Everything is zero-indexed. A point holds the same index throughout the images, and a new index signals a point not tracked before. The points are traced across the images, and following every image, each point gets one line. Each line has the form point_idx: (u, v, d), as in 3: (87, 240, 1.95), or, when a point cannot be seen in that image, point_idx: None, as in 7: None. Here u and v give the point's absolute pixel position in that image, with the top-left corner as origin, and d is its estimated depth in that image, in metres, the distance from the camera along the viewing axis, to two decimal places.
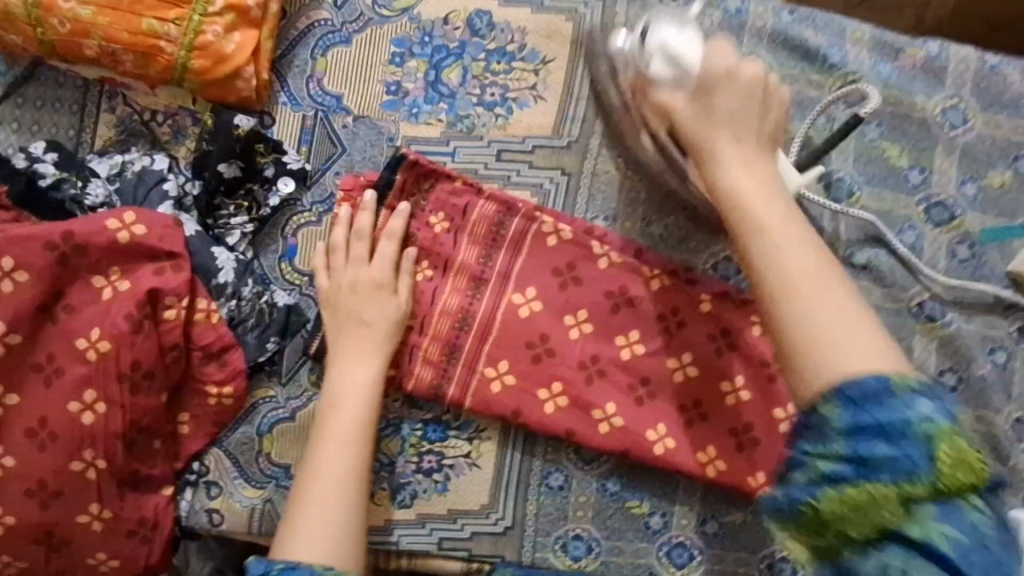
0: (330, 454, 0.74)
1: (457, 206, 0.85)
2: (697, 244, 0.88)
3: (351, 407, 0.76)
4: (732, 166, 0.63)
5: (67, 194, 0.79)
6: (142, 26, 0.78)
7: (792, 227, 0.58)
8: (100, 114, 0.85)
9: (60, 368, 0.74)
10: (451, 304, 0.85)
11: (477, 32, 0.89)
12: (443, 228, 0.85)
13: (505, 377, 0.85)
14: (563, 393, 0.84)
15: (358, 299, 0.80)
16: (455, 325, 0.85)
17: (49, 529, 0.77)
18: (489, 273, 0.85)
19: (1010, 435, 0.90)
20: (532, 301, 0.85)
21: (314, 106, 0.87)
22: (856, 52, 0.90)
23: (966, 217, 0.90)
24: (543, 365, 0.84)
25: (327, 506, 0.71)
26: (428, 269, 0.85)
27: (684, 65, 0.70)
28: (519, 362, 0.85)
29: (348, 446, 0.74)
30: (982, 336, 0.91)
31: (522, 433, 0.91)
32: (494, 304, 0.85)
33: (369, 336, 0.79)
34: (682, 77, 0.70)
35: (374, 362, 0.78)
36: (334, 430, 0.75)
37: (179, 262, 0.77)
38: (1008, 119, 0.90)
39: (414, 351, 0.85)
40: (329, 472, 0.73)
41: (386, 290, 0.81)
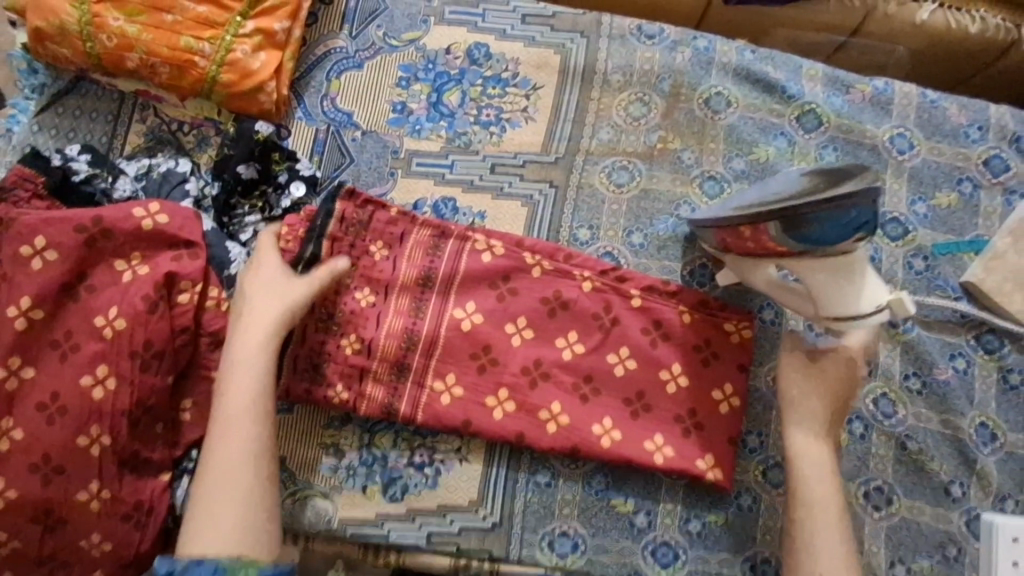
0: (227, 432, 0.75)
1: (393, 234, 0.90)
2: (675, 252, 0.96)
3: (242, 381, 0.77)
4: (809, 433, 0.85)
5: (98, 188, 0.86)
6: (180, 43, 0.88)
7: (830, 482, 0.83)
8: (132, 124, 0.94)
9: (76, 344, 0.79)
10: (394, 327, 0.89)
11: (475, 62, 1.00)
12: (382, 255, 0.90)
13: (453, 390, 0.89)
14: (509, 399, 0.89)
15: (256, 289, 0.82)
16: (402, 345, 0.88)
17: (48, 506, 0.78)
18: (429, 294, 0.90)
19: (974, 438, 0.95)
20: (473, 315, 0.90)
21: (327, 121, 0.97)
22: (811, 86, 1.01)
23: (918, 232, 0.99)
24: (487, 373, 0.89)
25: (225, 489, 0.73)
26: (370, 295, 0.89)
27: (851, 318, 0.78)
28: (464, 375, 0.89)
29: (238, 428, 0.75)
30: (942, 344, 0.97)
31: (508, 446, 0.92)
32: (437, 322, 0.89)
33: (261, 314, 0.80)
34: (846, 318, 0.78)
35: (263, 339, 0.80)
36: (226, 409, 0.76)
37: (196, 250, 0.84)
38: (949, 146, 1.00)
39: (365, 373, 0.89)
40: (221, 459, 0.74)
41: (281, 276, 0.84)
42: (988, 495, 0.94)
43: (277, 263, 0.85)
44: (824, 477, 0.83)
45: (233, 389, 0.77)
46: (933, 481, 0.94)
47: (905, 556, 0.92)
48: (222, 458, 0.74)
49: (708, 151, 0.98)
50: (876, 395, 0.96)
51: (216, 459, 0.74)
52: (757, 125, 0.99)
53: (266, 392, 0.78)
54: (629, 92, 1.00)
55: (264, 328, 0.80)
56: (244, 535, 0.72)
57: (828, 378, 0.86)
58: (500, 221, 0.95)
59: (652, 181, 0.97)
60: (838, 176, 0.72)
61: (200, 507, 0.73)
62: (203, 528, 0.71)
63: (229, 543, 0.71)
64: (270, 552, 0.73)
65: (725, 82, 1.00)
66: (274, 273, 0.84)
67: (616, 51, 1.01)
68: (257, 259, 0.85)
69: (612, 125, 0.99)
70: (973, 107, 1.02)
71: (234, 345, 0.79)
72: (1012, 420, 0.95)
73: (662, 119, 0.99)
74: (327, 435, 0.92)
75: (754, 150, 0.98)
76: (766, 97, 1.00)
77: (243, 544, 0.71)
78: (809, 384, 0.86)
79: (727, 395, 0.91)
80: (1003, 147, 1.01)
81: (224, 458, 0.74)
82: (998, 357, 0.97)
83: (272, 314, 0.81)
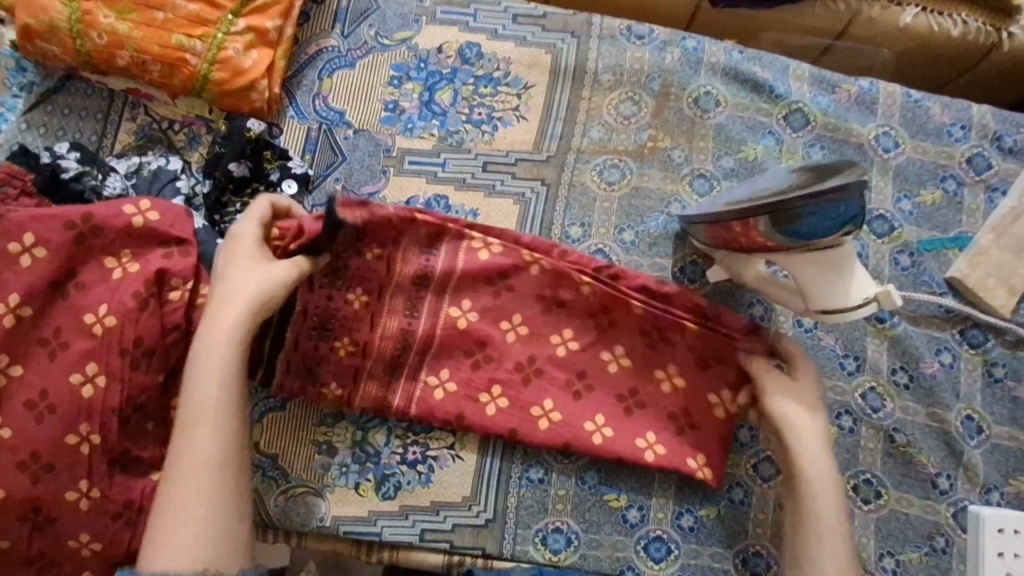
0: (192, 436, 0.74)
1: (388, 236, 0.89)
2: (666, 249, 0.97)
3: (206, 383, 0.75)
4: (796, 419, 0.84)
5: (88, 185, 0.86)
6: (171, 41, 0.88)
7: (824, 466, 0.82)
8: (122, 122, 0.94)
9: (65, 342, 0.78)
10: (389, 327, 0.90)
11: (467, 61, 1.00)
12: (375, 256, 0.89)
13: (446, 385, 0.90)
14: (501, 395, 0.90)
15: (227, 281, 0.80)
16: (397, 346, 0.89)
17: (36, 505, 0.77)
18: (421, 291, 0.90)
19: (960, 431, 0.96)
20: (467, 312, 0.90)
21: (319, 120, 0.97)
22: (798, 86, 1.03)
23: (904, 229, 1.00)
24: (481, 370, 0.90)
25: (190, 497, 0.72)
26: (363, 295, 0.90)
27: (837, 313, 0.79)
28: (459, 370, 0.90)
29: (207, 427, 0.74)
30: (929, 338, 0.99)
31: (501, 441, 0.92)
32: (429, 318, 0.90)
33: (226, 310, 0.78)
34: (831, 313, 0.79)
35: (231, 333, 0.77)
36: (190, 412, 0.75)
37: (187, 248, 0.84)
38: (933, 145, 1.02)
39: (360, 372, 0.90)
40: (186, 466, 0.73)
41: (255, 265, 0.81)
42: (975, 487, 0.95)
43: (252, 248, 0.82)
44: (817, 462, 0.82)
45: (197, 391, 0.75)
46: (921, 474, 0.95)
47: (895, 548, 0.93)
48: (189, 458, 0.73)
49: (697, 149, 0.99)
50: (865, 389, 0.97)
51: (179, 466, 0.73)
52: (745, 124, 1.00)
53: (235, 389, 0.77)
54: (619, 91, 1.01)
55: (233, 321, 0.78)
56: (211, 545, 0.71)
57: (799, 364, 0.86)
58: (492, 219, 0.96)
59: (642, 179, 0.98)
60: (827, 171, 0.73)
61: (163, 516, 0.72)
62: (166, 539, 0.70)
63: (195, 553, 0.70)
64: (237, 562, 0.72)
65: (713, 81, 1.02)
66: (250, 260, 0.81)
67: (606, 51, 1.02)
68: (229, 245, 0.82)
69: (603, 124, 1.00)
70: (955, 107, 1.04)
71: (201, 341, 0.77)
72: (997, 413, 0.97)
73: (652, 117, 1.00)
74: (319, 432, 0.91)
75: (743, 148, 0.99)
76: (754, 96, 1.01)
77: (207, 555, 0.71)
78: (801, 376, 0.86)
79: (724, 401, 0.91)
80: (985, 145, 1.03)
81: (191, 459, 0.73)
82: (983, 351, 0.98)
83: (240, 309, 0.78)
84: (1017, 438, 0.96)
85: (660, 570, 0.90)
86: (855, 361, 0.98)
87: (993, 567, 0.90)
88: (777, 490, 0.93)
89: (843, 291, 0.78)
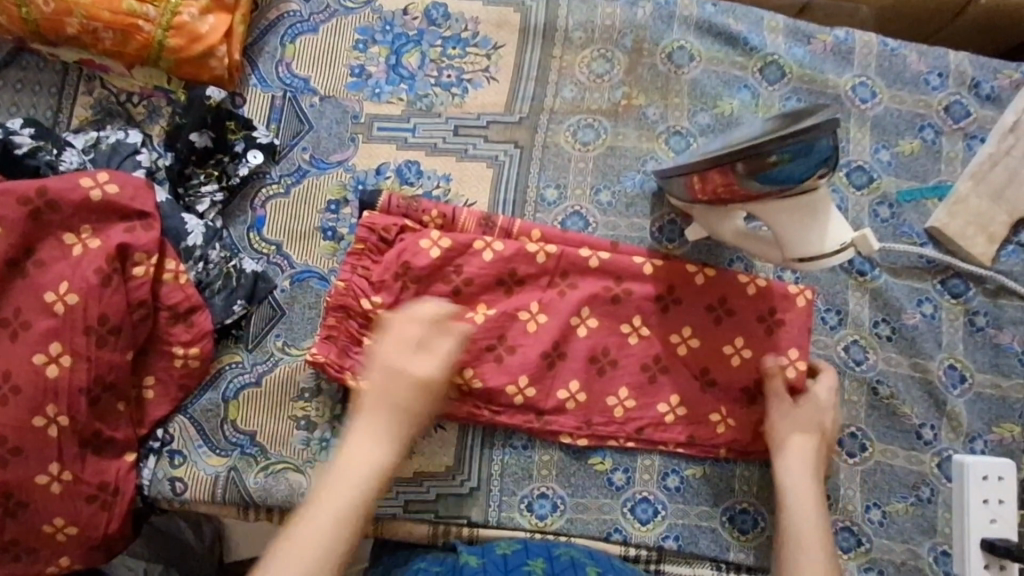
0: (309, 525, 0.69)
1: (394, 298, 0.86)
2: (644, 208, 0.95)
3: (346, 480, 0.71)
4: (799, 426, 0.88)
5: (43, 160, 0.83)
6: (123, 6, 0.85)
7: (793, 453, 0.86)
8: (78, 97, 0.91)
9: (27, 321, 0.76)
10: (360, 282, 0.86)
11: (433, 22, 0.98)
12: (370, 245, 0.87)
13: (431, 315, 0.87)
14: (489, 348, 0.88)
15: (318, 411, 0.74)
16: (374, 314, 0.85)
17: (7, 490, 0.76)
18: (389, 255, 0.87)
19: (943, 381, 0.96)
20: (439, 245, 0.87)
21: (284, 87, 0.94)
22: (773, 38, 1.01)
23: (883, 180, 0.99)
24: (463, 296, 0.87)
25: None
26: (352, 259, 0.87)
27: (819, 259, 0.77)
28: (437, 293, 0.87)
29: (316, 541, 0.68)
30: (909, 289, 0.98)
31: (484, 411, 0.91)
32: (406, 282, 0.86)
33: (415, 403, 0.75)
34: (813, 260, 0.78)
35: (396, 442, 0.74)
36: (320, 499, 0.70)
37: (150, 221, 0.81)
38: (910, 94, 1.01)
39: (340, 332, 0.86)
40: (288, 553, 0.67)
41: (421, 389, 0.75)
42: (959, 436, 0.95)
43: (418, 371, 0.75)
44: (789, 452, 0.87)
45: (339, 482, 0.71)
46: (905, 425, 0.95)
47: (880, 499, 0.93)
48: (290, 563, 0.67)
49: (672, 106, 0.97)
50: (847, 342, 0.97)
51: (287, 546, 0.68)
52: (721, 79, 0.98)
53: (360, 503, 0.70)
54: (590, 49, 0.99)
55: (383, 433, 0.74)
56: None
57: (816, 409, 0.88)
58: (465, 183, 0.94)
59: (617, 138, 0.96)
60: (798, 115, 0.72)
61: None
62: None
63: None
64: None
65: (687, 36, 1.00)
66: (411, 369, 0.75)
67: (576, 7, 1.00)
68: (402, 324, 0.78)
69: (575, 83, 0.98)
70: (932, 54, 1.02)
71: (359, 431, 0.74)
72: (979, 361, 0.97)
73: (626, 75, 0.98)
74: (298, 407, 0.87)
75: (719, 104, 0.98)
76: (728, 50, 0.99)
77: None
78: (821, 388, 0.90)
79: (738, 349, 0.91)
80: (962, 93, 1.01)
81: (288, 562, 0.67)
82: (964, 300, 0.98)
83: (399, 419, 0.74)
84: (998, 385, 0.96)
85: (647, 531, 0.89)
86: (838, 314, 0.97)
87: (976, 513, 0.90)
88: None
89: (820, 236, 0.77)
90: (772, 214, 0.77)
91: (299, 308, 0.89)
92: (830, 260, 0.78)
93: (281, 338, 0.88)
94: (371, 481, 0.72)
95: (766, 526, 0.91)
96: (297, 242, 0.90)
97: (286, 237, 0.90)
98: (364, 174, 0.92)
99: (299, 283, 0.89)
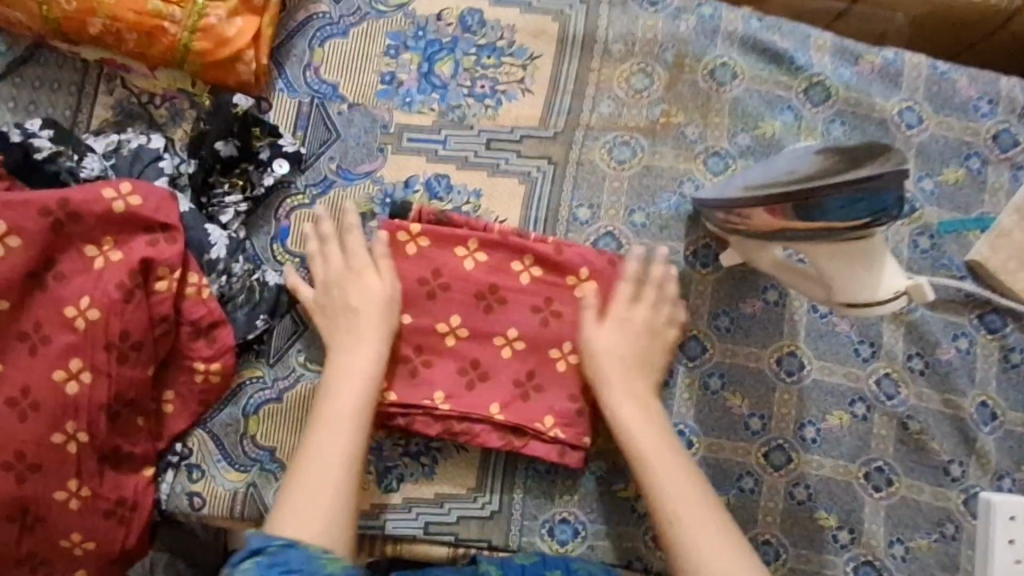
0: (336, 383, 0.76)
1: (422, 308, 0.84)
2: (678, 231, 0.93)
3: (362, 331, 0.79)
4: (636, 413, 0.79)
5: (64, 166, 0.80)
6: (148, 7, 0.82)
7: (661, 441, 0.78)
8: (98, 96, 0.88)
9: (47, 336, 0.74)
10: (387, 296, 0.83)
11: (468, 29, 0.94)
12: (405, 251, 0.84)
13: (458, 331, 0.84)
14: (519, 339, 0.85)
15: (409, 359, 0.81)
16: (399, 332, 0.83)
17: (25, 505, 0.74)
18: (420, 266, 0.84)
19: (975, 417, 0.94)
20: (476, 253, 0.85)
21: (311, 93, 0.91)
22: (820, 57, 0.97)
23: (925, 210, 0.96)
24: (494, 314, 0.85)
25: (318, 464, 0.71)
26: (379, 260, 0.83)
27: (868, 306, 0.77)
28: (471, 317, 0.84)
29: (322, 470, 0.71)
30: (946, 323, 0.96)
31: None
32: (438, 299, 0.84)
33: (375, 279, 0.81)
34: (862, 307, 0.77)
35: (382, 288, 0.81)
36: (341, 357, 0.78)
37: (173, 234, 0.78)
38: (958, 120, 0.98)
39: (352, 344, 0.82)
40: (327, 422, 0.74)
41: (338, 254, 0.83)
42: (986, 473, 0.93)
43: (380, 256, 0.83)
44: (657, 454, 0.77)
45: (355, 334, 0.79)
46: (932, 461, 0.93)
47: (904, 535, 0.92)
48: (301, 496, 0.69)
49: (712, 125, 0.94)
50: (879, 375, 0.94)
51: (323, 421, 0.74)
52: (763, 98, 0.95)
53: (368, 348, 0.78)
54: (630, 63, 0.95)
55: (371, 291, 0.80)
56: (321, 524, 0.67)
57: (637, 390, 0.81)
58: (496, 199, 0.91)
59: (654, 157, 0.93)
60: (859, 156, 0.69)
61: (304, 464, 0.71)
62: (299, 506, 0.68)
63: (312, 527, 0.67)
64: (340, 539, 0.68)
65: (730, 52, 0.96)
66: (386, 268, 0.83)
67: (617, 18, 0.96)
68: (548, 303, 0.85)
69: (613, 98, 0.94)
70: (983, 79, 0.99)
71: (357, 290, 0.81)
72: (1012, 399, 0.94)
73: (666, 91, 0.95)
74: None
75: (760, 125, 0.94)
76: (773, 68, 0.96)
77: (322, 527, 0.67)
78: (603, 342, 0.82)
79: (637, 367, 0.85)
80: (1012, 121, 0.98)
81: (307, 488, 0.69)
82: (1001, 336, 0.95)
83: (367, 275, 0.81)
84: None
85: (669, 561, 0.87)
86: (871, 347, 0.95)
87: (1004, 555, 0.88)
88: (787, 479, 0.92)
89: (873, 284, 0.75)
90: (827, 261, 0.75)
91: (321, 324, 0.86)
92: (883, 308, 0.77)
93: (303, 353, 0.86)
94: (377, 330, 0.79)
95: (787, 558, 0.90)
96: None
97: (310, 249, 0.88)
98: (392, 187, 0.89)
99: None
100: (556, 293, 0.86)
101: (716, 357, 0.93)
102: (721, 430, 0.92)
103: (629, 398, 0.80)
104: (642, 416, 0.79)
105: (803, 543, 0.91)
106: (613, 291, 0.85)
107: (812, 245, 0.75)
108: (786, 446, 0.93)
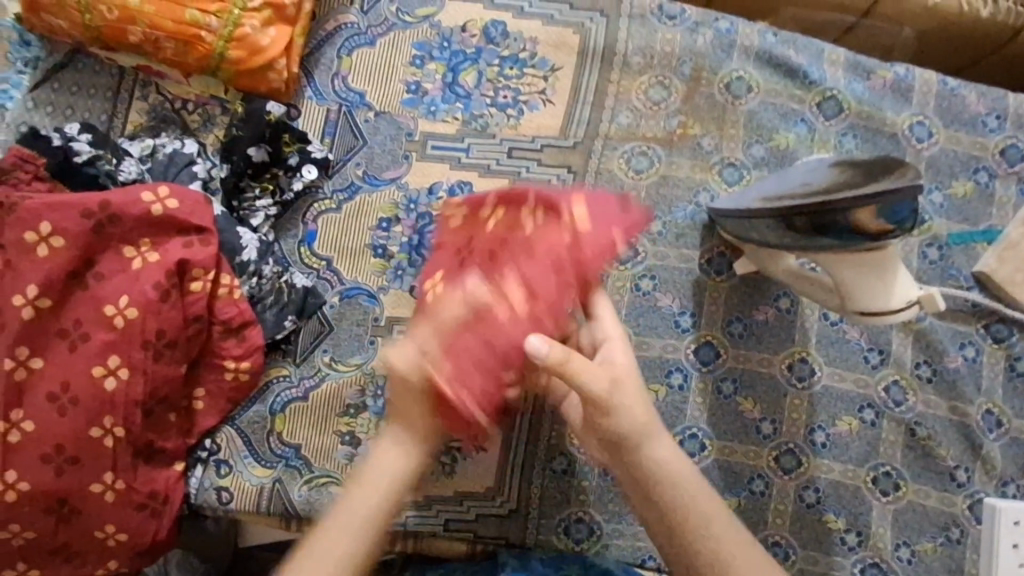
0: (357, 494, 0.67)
1: None
2: (693, 240, 0.96)
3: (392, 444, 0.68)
4: (642, 434, 0.69)
5: (102, 170, 0.83)
6: (185, 17, 0.85)
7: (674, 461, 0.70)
8: (133, 101, 0.90)
9: (86, 333, 0.76)
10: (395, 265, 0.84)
11: (492, 40, 0.97)
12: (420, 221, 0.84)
13: None
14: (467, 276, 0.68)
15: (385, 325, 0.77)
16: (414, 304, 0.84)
17: (62, 497, 0.76)
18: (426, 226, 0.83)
19: (981, 425, 0.96)
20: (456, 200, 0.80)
21: (339, 101, 0.94)
22: (833, 71, 1.00)
23: (934, 221, 0.99)
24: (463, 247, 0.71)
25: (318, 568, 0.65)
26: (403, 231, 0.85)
27: (879, 315, 0.79)
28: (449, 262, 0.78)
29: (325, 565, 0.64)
30: (952, 332, 0.98)
31: (524, 432, 0.91)
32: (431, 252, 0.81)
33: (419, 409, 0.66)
34: (874, 316, 0.80)
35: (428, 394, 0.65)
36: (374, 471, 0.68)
37: (207, 236, 0.81)
38: (967, 135, 1.00)
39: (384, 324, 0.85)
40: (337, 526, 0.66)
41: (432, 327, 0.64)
42: (991, 479, 0.95)
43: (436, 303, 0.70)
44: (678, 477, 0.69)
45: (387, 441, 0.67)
46: (939, 466, 0.95)
47: (911, 538, 0.94)
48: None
49: (728, 137, 0.97)
50: (888, 383, 0.97)
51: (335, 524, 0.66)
52: (778, 111, 0.97)
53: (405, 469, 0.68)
54: (649, 75, 0.98)
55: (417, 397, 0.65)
56: None
57: (634, 407, 0.69)
58: None
59: (671, 167, 0.96)
60: (874, 171, 0.72)
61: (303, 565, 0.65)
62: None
63: None
64: None
65: (747, 66, 0.99)
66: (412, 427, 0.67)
67: (636, 32, 0.99)
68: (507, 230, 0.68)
69: (631, 109, 0.97)
70: (992, 95, 1.01)
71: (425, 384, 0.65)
72: (1017, 407, 0.96)
73: (683, 103, 0.98)
74: (343, 423, 0.86)
75: (774, 136, 0.97)
76: (788, 82, 0.98)
77: None
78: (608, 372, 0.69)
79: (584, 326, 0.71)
80: (1020, 136, 1.00)
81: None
82: (1007, 345, 0.98)
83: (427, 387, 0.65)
84: None
85: None
86: (880, 354, 0.97)
87: (1009, 560, 0.89)
88: (797, 483, 0.94)
89: (886, 294, 0.78)
90: (844, 272, 0.78)
91: (347, 326, 0.88)
92: (896, 318, 0.80)
93: (329, 353, 0.88)
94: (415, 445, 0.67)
95: (797, 560, 0.93)
96: (347, 258, 0.90)
97: (336, 252, 0.90)
98: (416, 193, 0.92)
99: (348, 299, 0.89)
100: (540, 231, 0.67)
101: (728, 363, 0.96)
102: (733, 434, 0.95)
103: (627, 420, 0.69)
104: (669, 456, 0.70)
105: (812, 545, 0.93)
106: (609, 237, 0.67)
107: (827, 256, 0.77)
108: (796, 451, 0.95)
